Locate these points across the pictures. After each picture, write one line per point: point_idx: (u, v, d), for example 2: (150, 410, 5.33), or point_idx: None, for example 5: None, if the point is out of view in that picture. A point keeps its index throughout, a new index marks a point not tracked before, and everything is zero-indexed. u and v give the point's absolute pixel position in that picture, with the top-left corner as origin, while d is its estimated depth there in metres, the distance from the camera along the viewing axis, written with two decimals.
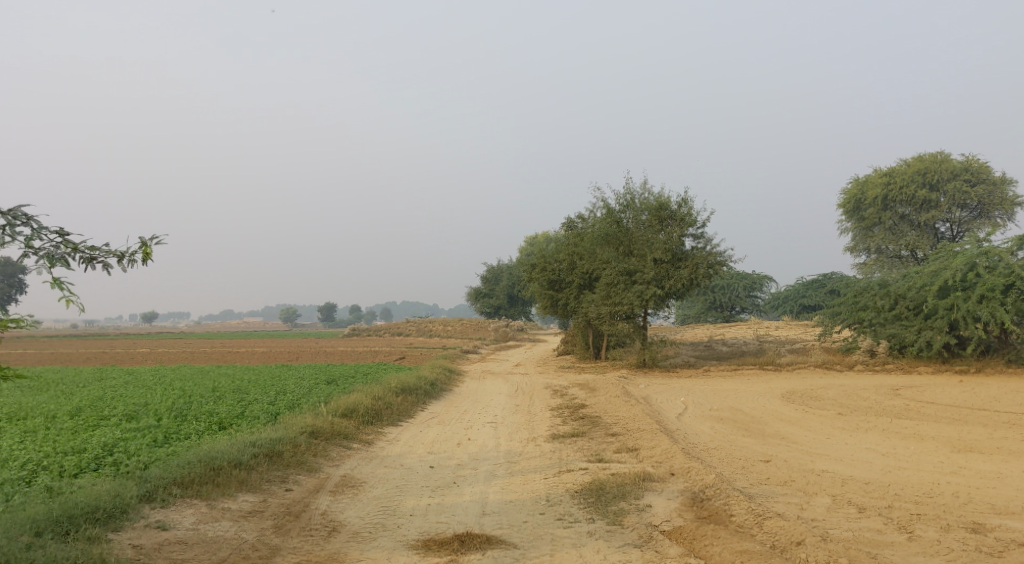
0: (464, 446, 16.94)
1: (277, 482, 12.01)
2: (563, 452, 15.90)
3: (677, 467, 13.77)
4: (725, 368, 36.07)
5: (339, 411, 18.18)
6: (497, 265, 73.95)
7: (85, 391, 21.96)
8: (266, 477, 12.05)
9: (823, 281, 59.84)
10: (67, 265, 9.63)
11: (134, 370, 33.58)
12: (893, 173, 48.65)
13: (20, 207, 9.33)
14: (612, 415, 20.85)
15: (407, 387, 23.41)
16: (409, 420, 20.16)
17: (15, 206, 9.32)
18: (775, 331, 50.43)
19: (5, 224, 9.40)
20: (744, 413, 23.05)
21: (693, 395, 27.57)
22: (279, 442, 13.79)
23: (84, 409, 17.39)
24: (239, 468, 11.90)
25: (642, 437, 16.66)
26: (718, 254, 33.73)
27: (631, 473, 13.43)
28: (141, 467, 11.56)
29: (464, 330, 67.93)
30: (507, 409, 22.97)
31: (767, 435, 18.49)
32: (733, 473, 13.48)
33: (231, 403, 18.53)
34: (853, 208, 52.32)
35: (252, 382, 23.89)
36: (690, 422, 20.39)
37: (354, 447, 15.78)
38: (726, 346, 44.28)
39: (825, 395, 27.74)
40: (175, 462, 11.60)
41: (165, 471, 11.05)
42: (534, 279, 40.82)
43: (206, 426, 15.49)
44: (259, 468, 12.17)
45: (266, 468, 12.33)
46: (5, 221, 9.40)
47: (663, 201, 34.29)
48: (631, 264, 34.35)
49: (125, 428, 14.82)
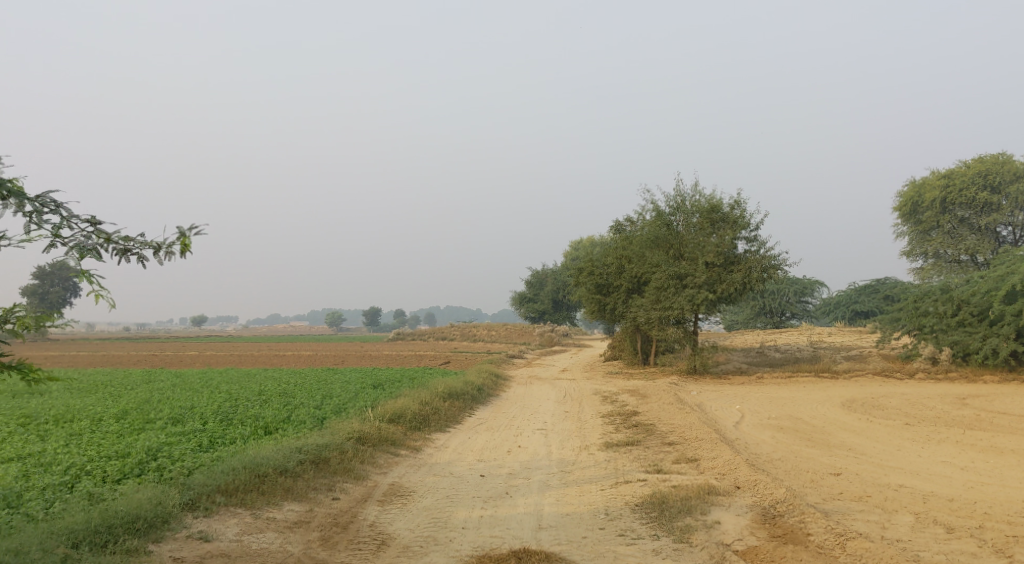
0: (515, 454, 16.33)
1: (324, 490, 11.52)
2: (619, 462, 15.19)
3: (742, 479, 13.00)
4: (779, 376, 34.88)
5: (386, 416, 17.72)
6: (541, 270, 73.33)
7: (131, 394, 21.86)
8: (313, 485, 11.58)
9: (877, 286, 57.98)
10: (97, 255, 9.43)
11: (182, 373, 33.64)
12: (952, 175, 46.88)
13: (49, 194, 9.21)
14: (667, 423, 20.05)
15: (454, 392, 22.88)
16: (457, 426, 19.61)
17: (44, 193, 9.20)
18: (829, 338, 48.91)
19: (36, 213, 9.25)
20: (804, 422, 22.02)
21: (748, 403, 26.59)
22: (326, 448, 13.35)
23: (130, 412, 17.20)
24: (285, 475, 11.45)
25: (702, 447, 15.89)
26: (773, 258, 32.61)
27: (694, 486, 12.71)
28: (184, 474, 11.19)
29: (509, 335, 67.35)
30: (556, 416, 22.30)
31: (833, 446, 17.55)
32: (803, 488, 12.66)
33: (277, 407, 18.18)
34: (910, 212, 50.51)
35: (298, 386, 23.60)
36: (749, 431, 19.49)
37: (402, 454, 15.27)
38: (778, 352, 42.95)
39: (888, 404, 26.52)
40: (219, 468, 11.20)
41: (210, 478, 10.66)
42: (581, 284, 40.07)
43: (252, 431, 15.14)
44: (305, 475, 11.71)
45: (313, 475, 11.86)
46: (36, 210, 9.26)
47: (715, 203, 33.28)
48: (682, 267, 33.42)
49: (170, 432, 14.53)
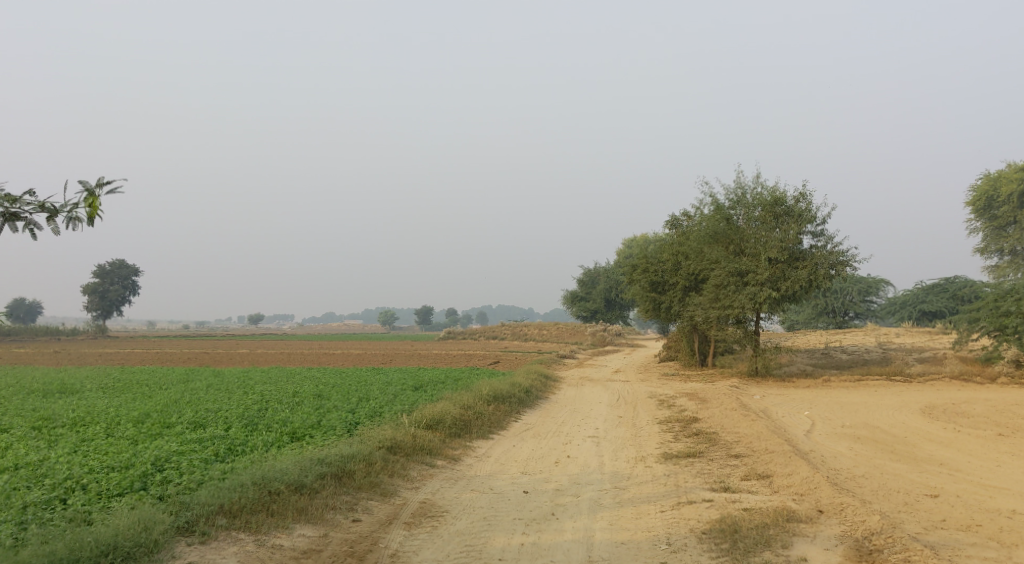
0: (563, 465, 14.79)
1: (344, 510, 10.23)
2: (680, 478, 13.54)
3: (825, 502, 11.28)
4: (848, 379, 32.61)
5: (423, 422, 16.36)
6: (594, 268, 71.58)
7: (165, 395, 20.95)
8: (331, 503, 10.31)
9: (945, 285, 54.85)
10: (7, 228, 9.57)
11: (223, 372, 32.84)
12: None
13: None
14: (732, 432, 18.27)
15: (499, 394, 21.41)
16: (500, 433, 18.12)
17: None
18: (899, 339, 46.24)
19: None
20: (884, 431, 19.97)
21: (817, 408, 24.54)
22: (352, 460, 12.04)
23: (152, 415, 16.17)
24: (300, 492, 10.20)
25: (774, 460, 14.13)
26: (841, 254, 30.42)
27: (769, 510, 11.06)
28: (188, 488, 10.04)
29: (560, 334, 65.71)
30: (609, 421, 20.68)
31: (922, 460, 15.59)
32: (897, 513, 10.92)
33: (307, 411, 17.01)
34: (984, 206, 47.39)
35: (336, 387, 22.44)
36: (823, 442, 17.63)
37: (438, 465, 13.85)
38: (845, 354, 40.47)
39: (973, 411, 24.21)
40: (226, 483, 9.97)
41: (214, 496, 9.48)
42: (635, 281, 38.30)
43: (276, 438, 13.99)
44: (324, 491, 10.44)
45: (333, 492, 10.56)
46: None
47: (779, 196, 31.14)
48: (743, 264, 31.42)
49: (187, 439, 13.38)
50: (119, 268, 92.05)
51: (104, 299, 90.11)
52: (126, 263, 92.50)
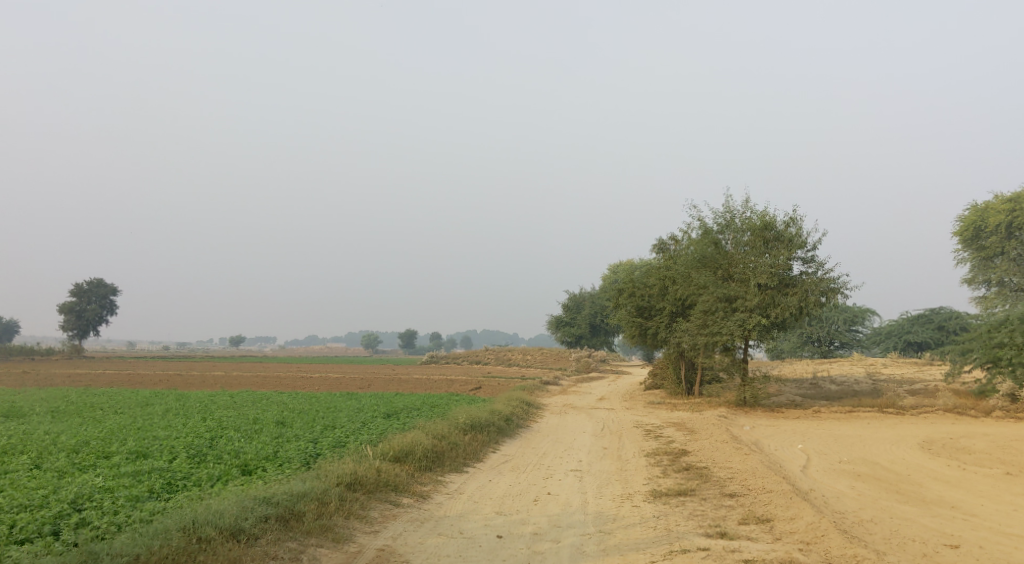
0: (542, 504, 13.44)
1: None
2: (671, 520, 12.25)
3: (835, 555, 10.03)
4: (839, 410, 31.47)
5: (390, 454, 14.97)
6: (579, 293, 70.54)
7: (116, 419, 19.46)
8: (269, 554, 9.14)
9: (931, 316, 54.02)
10: None
11: (189, 395, 31.18)
12: (1018, 199, 42.89)
13: None
14: (725, 468, 16.97)
15: (477, 423, 20.03)
16: (476, 465, 16.77)
17: None
18: (887, 369, 45.23)
19: None
20: (884, 468, 18.73)
21: (811, 441, 23.31)
22: (302, 499, 10.70)
23: (91, 442, 14.73)
24: (234, 542, 9.09)
25: (775, 501, 12.82)
26: (832, 281, 29.45)
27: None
28: (104, 539, 8.74)
29: (544, 360, 64.37)
30: (593, 453, 19.34)
31: (931, 502, 14.38)
32: None
33: (265, 441, 15.65)
34: (972, 237, 46.49)
35: (302, 413, 21.03)
36: (824, 479, 16.37)
37: (403, 504, 12.50)
38: (834, 384, 39.33)
39: (973, 446, 23.10)
40: (147, 533, 8.75)
41: (125, 546, 8.60)
42: (621, 306, 37.12)
43: (224, 472, 12.70)
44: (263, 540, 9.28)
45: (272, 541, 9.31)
46: None
47: (769, 221, 30.16)
48: (732, 289, 30.34)
49: (122, 472, 12.01)
50: (97, 287, 90.25)
51: (81, 318, 87.93)
52: (104, 282, 90.55)
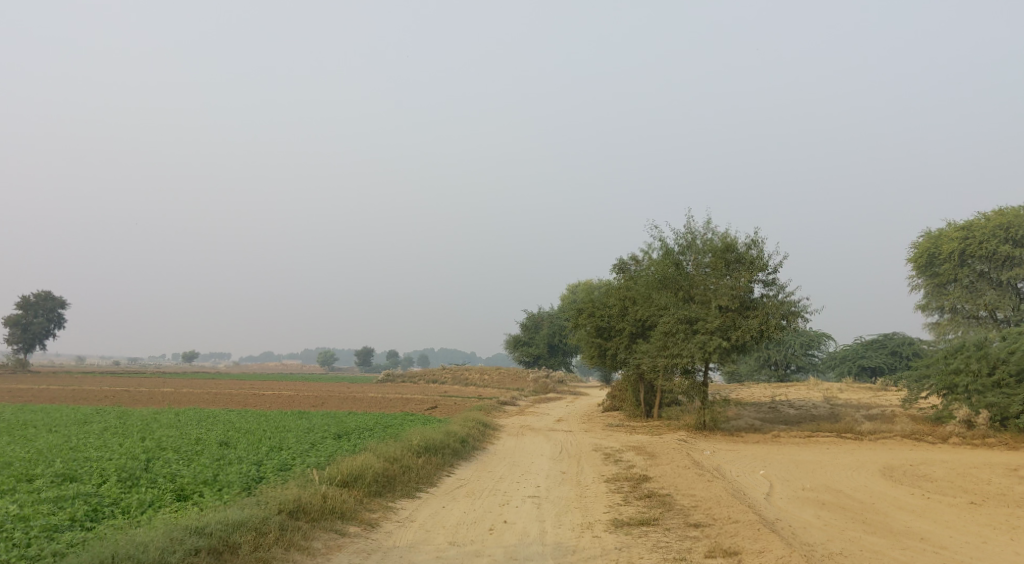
0: (498, 533, 12.72)
1: None
2: (634, 552, 11.63)
3: None
4: (798, 435, 31.24)
5: (338, 479, 14.12)
6: (538, 313, 70.04)
7: (48, 438, 18.29)
8: None
9: (885, 341, 54.45)
10: None
11: (131, 412, 29.75)
12: (971, 227, 43.38)
13: None
14: (688, 495, 16.42)
15: (431, 445, 19.23)
16: (429, 490, 16.00)
17: None
18: (843, 394, 45.33)
19: None
20: (848, 496, 18.36)
21: (772, 467, 22.92)
22: (238, 529, 9.84)
23: (14, 463, 13.67)
24: None
25: (743, 533, 12.28)
26: (793, 304, 29.29)
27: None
28: None
29: (502, 380, 63.58)
30: (552, 478, 18.67)
31: (899, 533, 13.96)
32: None
33: (205, 463, 14.71)
34: (926, 263, 46.71)
35: (248, 433, 20.02)
36: (789, 508, 15.92)
37: (350, 534, 11.69)
38: (793, 408, 39.21)
39: (933, 473, 22.91)
40: None
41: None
42: (580, 326, 36.54)
43: (157, 497, 11.79)
44: None
45: None
46: None
47: (730, 242, 29.92)
48: (693, 311, 29.98)
49: (43, 497, 11.04)
50: (45, 300, 87.34)
51: (26, 331, 84.87)
52: (52, 295, 87.49)
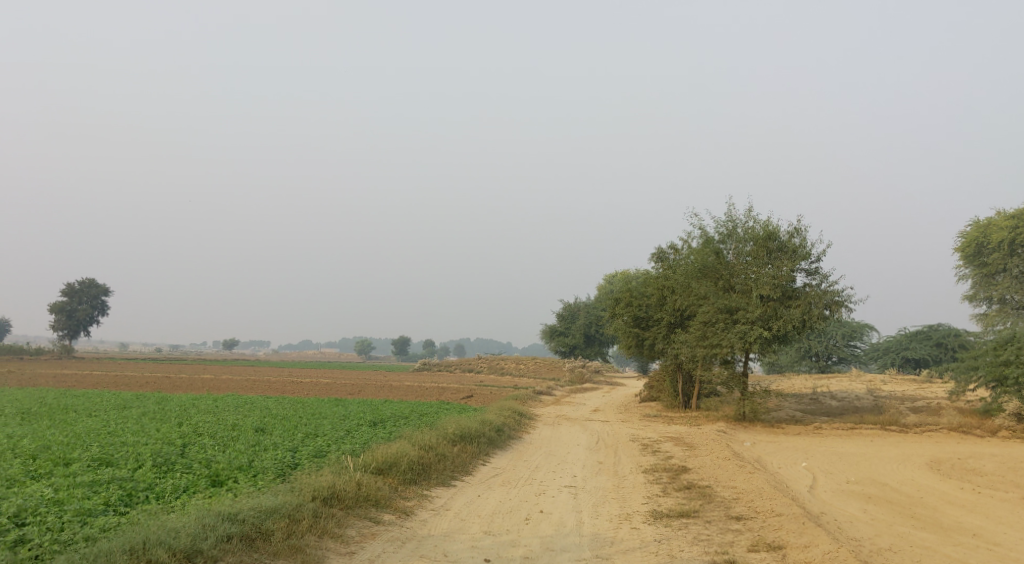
0: (534, 523, 12.49)
1: None
2: (673, 545, 11.31)
3: None
4: (840, 427, 30.54)
5: (373, 466, 14.00)
6: (574, 303, 69.69)
7: (87, 423, 18.48)
8: None
9: (929, 333, 53.14)
10: None
11: (170, 398, 30.09)
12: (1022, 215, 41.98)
13: None
14: (728, 487, 16.04)
15: (466, 433, 19.05)
16: (464, 479, 15.82)
17: None
18: (887, 386, 44.32)
19: None
20: (894, 490, 17.80)
21: (815, 459, 22.36)
22: (272, 516, 9.75)
23: (52, 447, 13.80)
24: None
25: (787, 527, 11.86)
26: (836, 293, 28.59)
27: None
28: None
29: (538, 370, 63.38)
30: (588, 468, 18.39)
31: (950, 529, 13.42)
32: None
33: (240, 448, 14.71)
34: (974, 253, 45.40)
35: (284, 420, 20.03)
36: (833, 501, 15.46)
37: (384, 521, 11.53)
38: (834, 400, 38.41)
39: (983, 467, 22.17)
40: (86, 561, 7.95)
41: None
42: (618, 316, 36.10)
43: (191, 482, 11.78)
44: None
45: None
46: None
47: (772, 230, 29.25)
48: (733, 300, 29.41)
49: (78, 480, 11.10)
50: (89, 287, 89.06)
51: (72, 318, 86.67)
52: (96, 283, 89.21)
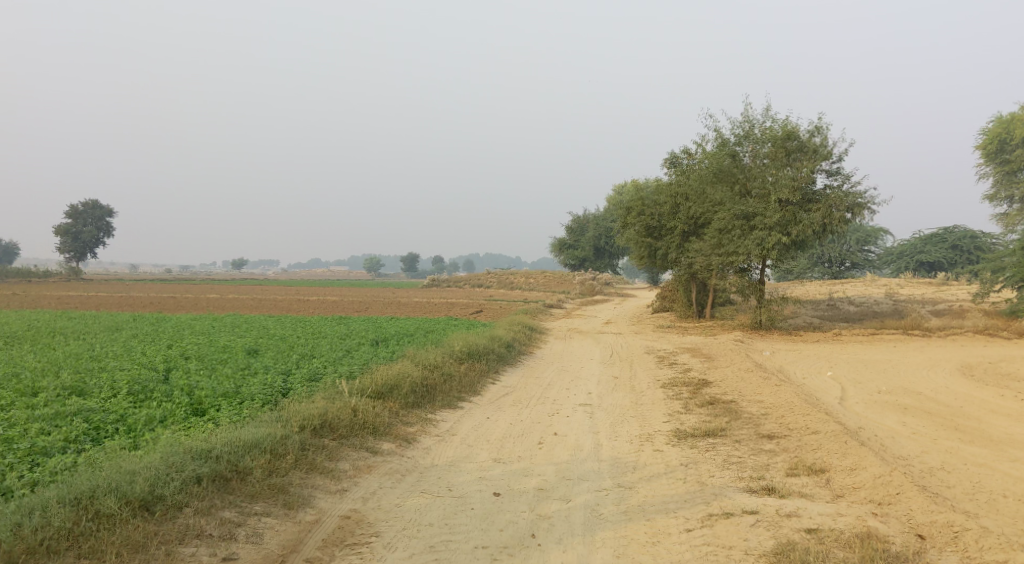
0: (548, 448, 11.40)
1: (205, 546, 7.51)
2: (703, 469, 10.17)
3: (922, 529, 7.99)
4: (860, 332, 29.36)
5: (371, 390, 12.85)
6: (583, 215, 68.14)
7: (70, 346, 17.44)
8: (185, 535, 7.57)
9: (945, 235, 51.50)
10: None
11: (169, 319, 29.04)
12: None
13: None
14: (755, 402, 14.88)
15: (474, 351, 17.91)
16: (472, 399, 14.74)
17: None
18: (905, 290, 43.03)
19: None
20: (930, 399, 16.63)
21: (840, 368, 21.21)
22: (251, 452, 8.71)
23: (21, 375, 12.70)
24: (136, 522, 7.49)
25: (827, 447, 10.69)
26: (859, 195, 26.87)
27: (851, 543, 7.78)
28: None
29: (548, 283, 62.44)
30: (604, 384, 17.29)
31: (1001, 442, 12.26)
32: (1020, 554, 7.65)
33: (227, 373, 13.58)
34: (996, 150, 42.96)
35: (281, 341, 18.91)
36: (869, 414, 14.31)
37: (383, 452, 10.43)
38: (853, 305, 37.14)
39: (1018, 372, 21.01)
40: (26, 520, 7.19)
41: None
42: (629, 226, 34.52)
43: (169, 412, 10.70)
44: (180, 520, 7.69)
45: (193, 518, 7.75)
46: None
47: (792, 129, 27.29)
48: (750, 205, 27.76)
49: (41, 412, 10.06)
50: (93, 209, 87.51)
51: (78, 240, 85.71)
52: (101, 204, 87.85)
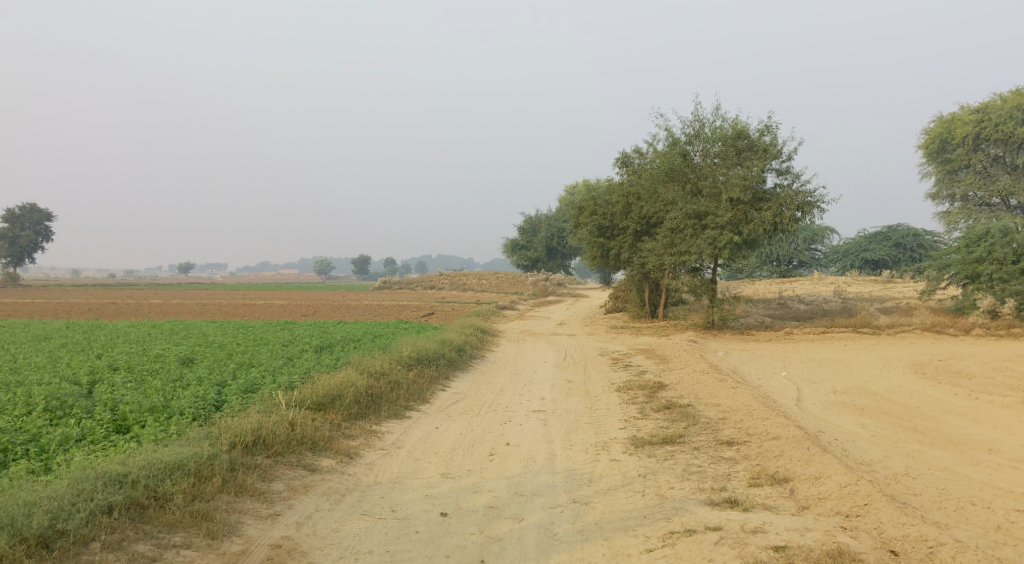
0: (499, 459, 10.81)
1: None
2: (662, 480, 9.68)
3: (893, 544, 7.62)
4: (811, 331, 29.36)
5: (312, 402, 12.11)
6: (535, 215, 67.68)
7: None
8: None
9: (889, 234, 52.25)
10: None
11: (104, 326, 27.69)
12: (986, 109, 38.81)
13: None
14: (712, 405, 14.48)
15: (422, 356, 17.21)
16: (420, 408, 14.06)
17: None
18: (853, 288, 43.44)
19: None
20: (885, 399, 16.44)
21: (794, 368, 21.04)
22: (172, 475, 7.99)
23: None
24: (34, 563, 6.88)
25: (790, 454, 10.29)
26: (809, 194, 26.82)
27: (822, 562, 7.38)
28: None
29: (501, 284, 61.83)
30: (557, 389, 16.76)
31: (961, 444, 12.03)
32: None
33: (156, 385, 12.69)
34: (937, 150, 43.00)
35: (219, 349, 17.98)
36: (827, 417, 14.00)
37: (323, 469, 9.73)
38: (803, 304, 37.29)
39: (968, 369, 21.06)
40: None
41: None
42: (581, 226, 34.09)
43: (87, 430, 9.85)
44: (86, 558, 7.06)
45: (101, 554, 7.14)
46: None
47: (742, 128, 27.17)
48: (701, 205, 27.55)
49: None
50: (30, 213, 84.29)
51: (15, 245, 82.48)
52: (39, 207, 84.67)
